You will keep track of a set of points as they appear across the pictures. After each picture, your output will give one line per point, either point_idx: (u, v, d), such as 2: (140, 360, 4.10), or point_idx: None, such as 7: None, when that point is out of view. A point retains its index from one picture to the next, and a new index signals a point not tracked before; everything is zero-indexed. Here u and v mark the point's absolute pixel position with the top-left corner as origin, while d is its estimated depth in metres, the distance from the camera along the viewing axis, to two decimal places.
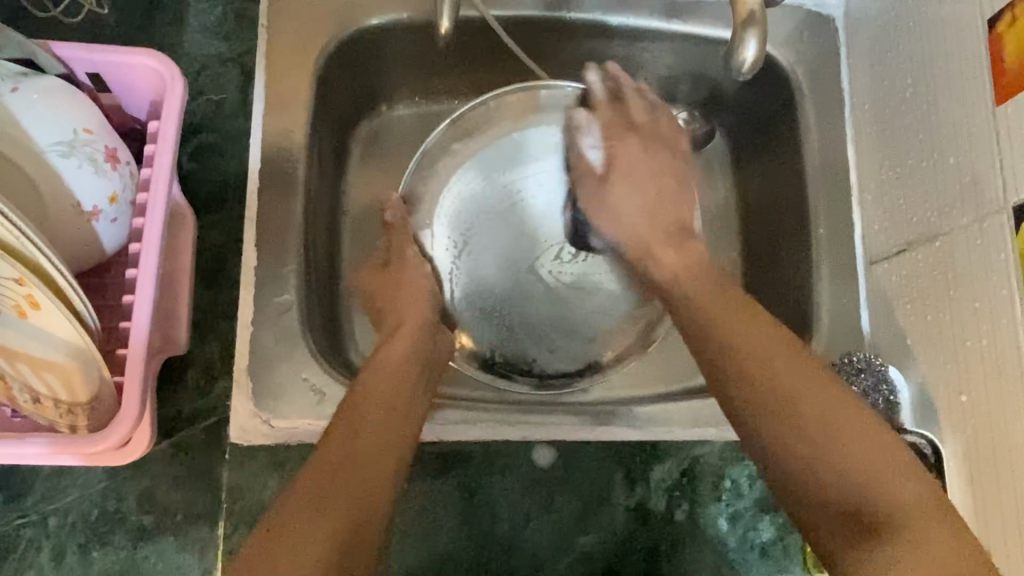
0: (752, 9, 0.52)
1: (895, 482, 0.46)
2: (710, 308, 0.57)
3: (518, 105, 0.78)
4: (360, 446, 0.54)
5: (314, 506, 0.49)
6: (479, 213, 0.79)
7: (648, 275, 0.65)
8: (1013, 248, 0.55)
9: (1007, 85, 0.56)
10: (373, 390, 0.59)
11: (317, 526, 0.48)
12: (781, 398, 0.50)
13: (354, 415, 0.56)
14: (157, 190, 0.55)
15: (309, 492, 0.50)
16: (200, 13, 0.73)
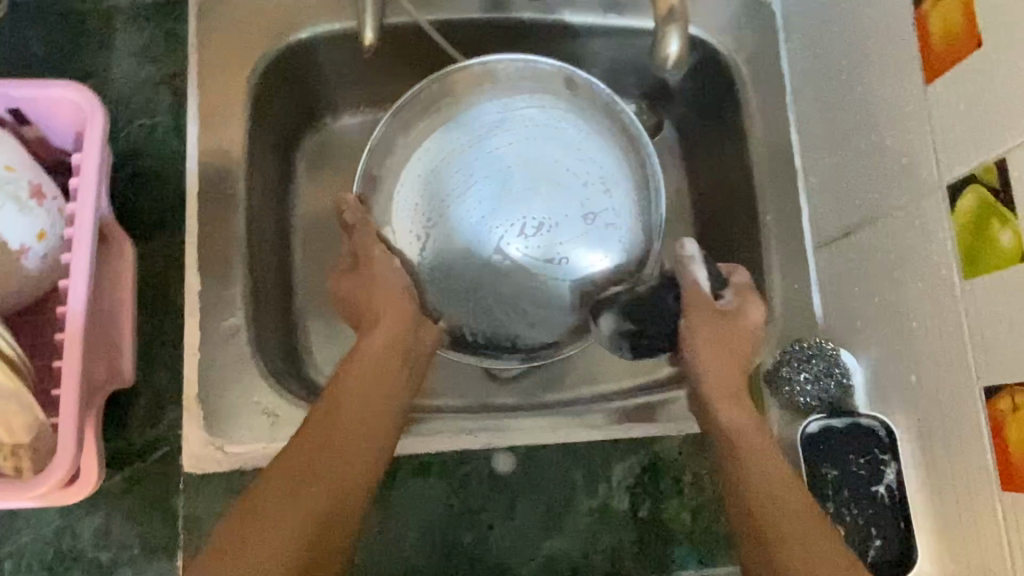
0: (672, 5, 0.52)
1: None
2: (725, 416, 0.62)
3: (466, 79, 0.73)
4: (333, 446, 0.57)
5: (282, 506, 0.53)
6: (440, 199, 0.72)
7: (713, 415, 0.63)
8: (951, 228, 0.55)
9: (936, 64, 0.56)
10: (352, 381, 0.61)
11: (282, 529, 0.52)
12: (746, 488, 0.57)
13: (331, 411, 0.59)
14: (82, 226, 0.55)
15: (277, 489, 0.54)
16: (127, 37, 0.72)
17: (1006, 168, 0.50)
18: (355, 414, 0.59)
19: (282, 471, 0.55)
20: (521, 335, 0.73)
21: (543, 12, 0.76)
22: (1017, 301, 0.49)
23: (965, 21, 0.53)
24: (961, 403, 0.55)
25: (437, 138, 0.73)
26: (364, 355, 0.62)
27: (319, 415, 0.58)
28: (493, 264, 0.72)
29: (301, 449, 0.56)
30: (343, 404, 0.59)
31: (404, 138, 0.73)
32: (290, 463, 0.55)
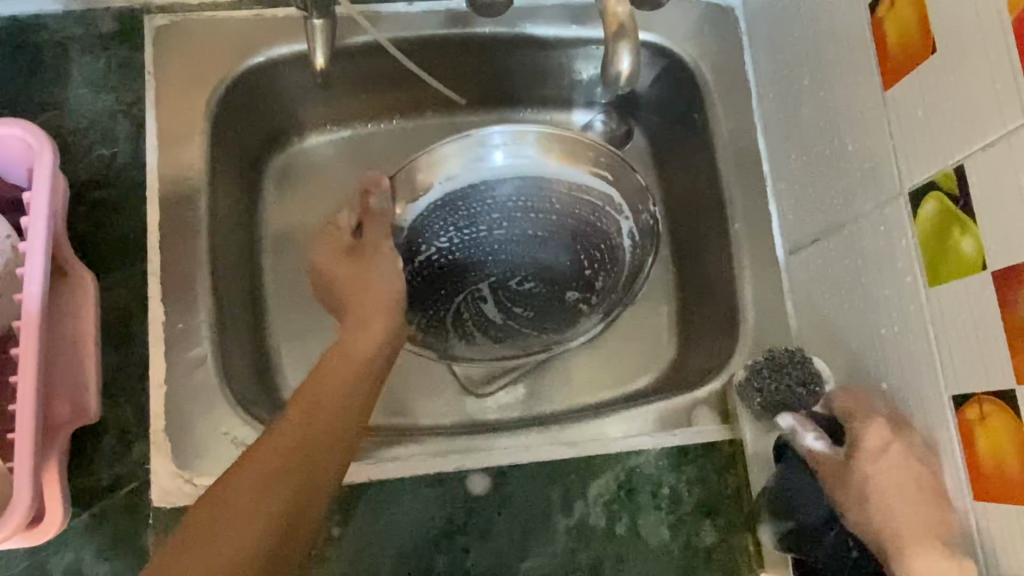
0: (622, 21, 0.51)
1: None
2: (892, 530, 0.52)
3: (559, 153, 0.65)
4: (306, 444, 0.51)
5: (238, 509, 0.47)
6: (457, 224, 0.69)
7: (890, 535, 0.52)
8: (914, 234, 0.55)
9: (893, 70, 0.55)
10: (333, 378, 0.55)
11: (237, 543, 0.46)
12: None
13: (307, 405, 0.53)
14: (33, 264, 0.55)
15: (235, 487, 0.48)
16: (84, 66, 0.71)
17: (963, 173, 0.50)
18: (335, 410, 0.54)
19: (244, 471, 0.49)
20: (459, 345, 0.77)
21: (507, 26, 0.75)
22: (980, 307, 0.49)
23: (918, 26, 0.53)
24: (931, 409, 0.54)
25: (472, 165, 0.66)
26: (352, 351, 0.58)
27: (295, 407, 0.53)
28: (465, 294, 0.74)
29: (270, 443, 0.50)
30: (321, 399, 0.54)
31: (469, 167, 0.65)
32: (258, 459, 0.50)
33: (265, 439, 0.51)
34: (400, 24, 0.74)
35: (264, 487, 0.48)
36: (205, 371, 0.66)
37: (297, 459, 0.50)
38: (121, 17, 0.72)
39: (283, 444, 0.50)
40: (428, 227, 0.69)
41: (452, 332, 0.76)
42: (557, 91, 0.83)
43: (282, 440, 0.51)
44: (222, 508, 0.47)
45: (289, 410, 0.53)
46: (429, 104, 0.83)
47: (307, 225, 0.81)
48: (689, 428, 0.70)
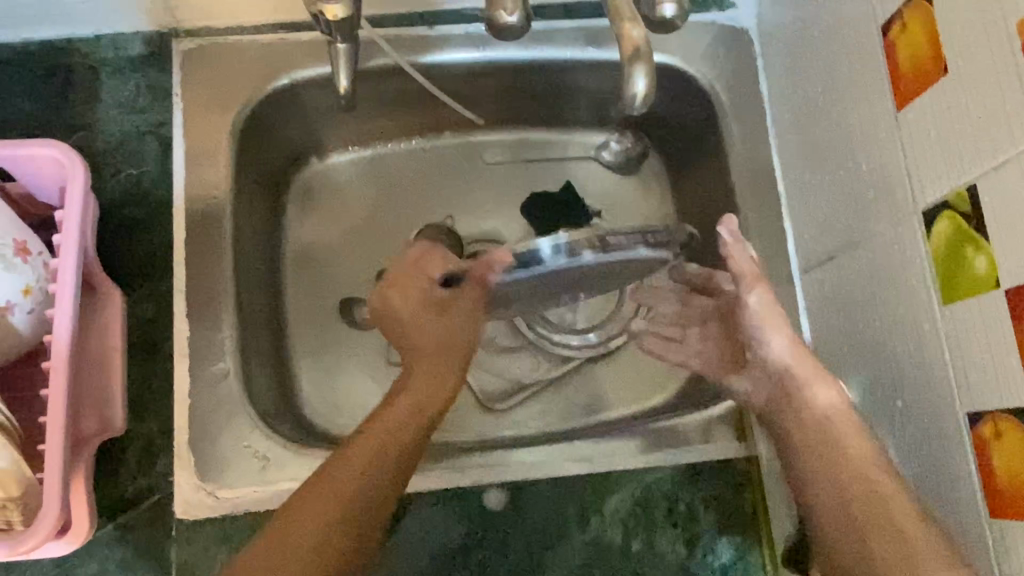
0: (637, 44, 0.52)
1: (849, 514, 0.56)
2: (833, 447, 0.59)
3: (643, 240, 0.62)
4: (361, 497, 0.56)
5: (299, 558, 0.52)
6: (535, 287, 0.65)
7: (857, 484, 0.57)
8: (927, 253, 0.55)
9: (906, 92, 0.56)
10: (391, 424, 0.59)
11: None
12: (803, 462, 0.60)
13: (371, 449, 0.57)
14: (65, 281, 0.56)
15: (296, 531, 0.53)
16: (114, 88, 0.73)
17: (976, 194, 0.50)
18: (399, 443, 0.58)
19: (317, 493, 0.55)
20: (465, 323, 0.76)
21: (525, 49, 0.76)
22: (994, 327, 0.49)
23: (930, 49, 0.53)
24: (947, 428, 0.55)
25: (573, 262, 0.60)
26: (412, 396, 0.61)
27: (356, 449, 0.57)
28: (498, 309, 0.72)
29: (330, 493, 0.55)
30: (388, 438, 0.58)
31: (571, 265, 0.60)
32: (329, 482, 0.55)
33: (320, 485, 0.55)
34: (420, 47, 0.75)
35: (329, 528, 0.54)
36: (228, 386, 0.67)
37: (356, 510, 0.55)
38: (149, 40, 0.74)
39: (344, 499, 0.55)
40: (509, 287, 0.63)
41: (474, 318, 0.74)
42: (575, 111, 0.84)
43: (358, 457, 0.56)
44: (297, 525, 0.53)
45: (350, 450, 0.57)
46: (448, 124, 0.85)
47: (328, 242, 0.82)
48: (705, 446, 0.70)
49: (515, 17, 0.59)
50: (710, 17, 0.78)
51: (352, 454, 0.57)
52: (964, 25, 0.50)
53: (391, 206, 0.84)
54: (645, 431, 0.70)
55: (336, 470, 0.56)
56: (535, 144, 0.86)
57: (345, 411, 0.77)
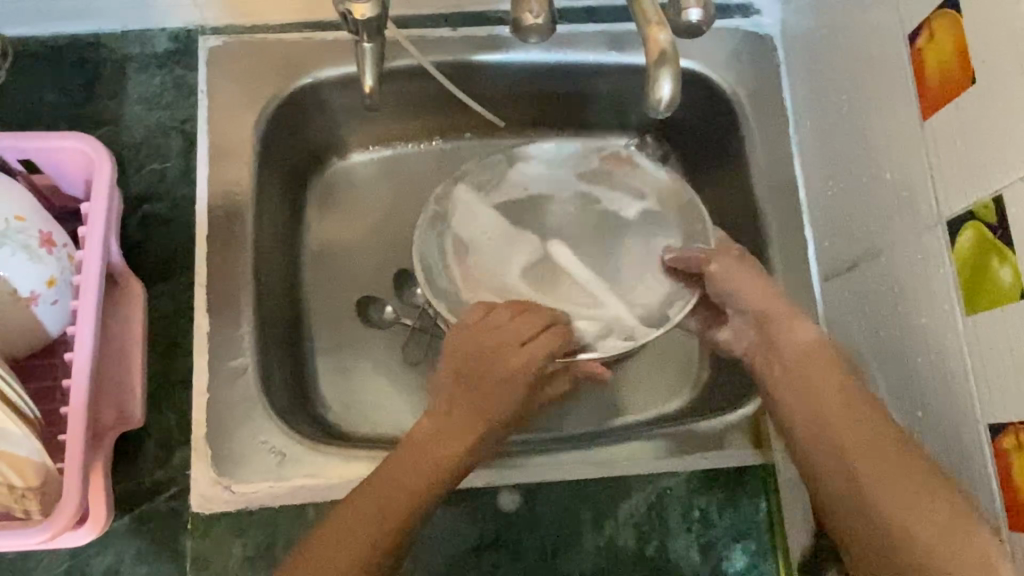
0: (664, 47, 0.52)
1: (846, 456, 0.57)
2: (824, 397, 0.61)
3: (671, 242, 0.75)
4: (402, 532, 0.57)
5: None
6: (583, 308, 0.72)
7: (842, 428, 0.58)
8: (951, 263, 0.55)
9: (932, 101, 0.56)
10: (440, 455, 0.60)
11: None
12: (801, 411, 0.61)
13: (414, 474, 0.59)
14: (89, 272, 0.57)
15: (340, 555, 0.55)
16: (140, 84, 0.74)
17: (1002, 204, 0.50)
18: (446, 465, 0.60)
19: (357, 513, 0.57)
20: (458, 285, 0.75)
21: (548, 51, 0.76)
22: (1018, 338, 0.49)
23: (957, 57, 0.53)
24: (969, 440, 0.54)
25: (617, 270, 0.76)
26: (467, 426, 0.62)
27: (408, 481, 0.59)
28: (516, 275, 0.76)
29: (379, 524, 0.57)
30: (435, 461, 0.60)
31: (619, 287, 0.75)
32: (368, 503, 0.57)
33: (369, 512, 0.57)
34: (444, 48, 0.76)
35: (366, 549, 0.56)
36: (246, 381, 0.67)
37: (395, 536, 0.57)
38: (176, 37, 0.75)
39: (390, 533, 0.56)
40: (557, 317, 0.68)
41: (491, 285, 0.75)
42: (596, 115, 0.84)
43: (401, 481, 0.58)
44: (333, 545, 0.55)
45: (399, 467, 0.59)
46: (468, 125, 0.85)
47: (347, 240, 0.83)
48: (719, 452, 0.69)
49: (541, 20, 0.59)
50: (733, 24, 0.78)
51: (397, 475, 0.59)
52: (991, 35, 0.50)
53: (411, 206, 0.84)
54: (658, 436, 0.70)
55: (386, 500, 0.57)
56: None
57: (360, 409, 0.77)
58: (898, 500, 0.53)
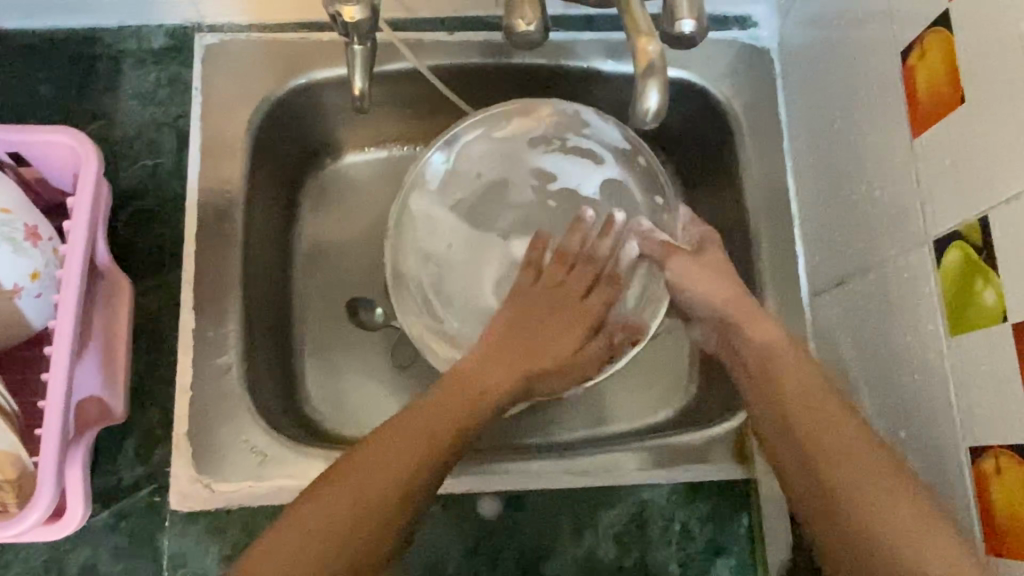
0: (652, 59, 0.52)
1: (826, 455, 0.56)
2: (792, 405, 0.59)
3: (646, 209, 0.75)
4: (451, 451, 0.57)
5: (362, 505, 0.53)
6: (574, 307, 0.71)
7: (812, 438, 0.57)
8: (937, 283, 0.54)
9: (922, 119, 0.56)
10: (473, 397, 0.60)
11: (364, 537, 0.52)
12: (786, 399, 0.60)
13: (445, 411, 0.58)
14: (72, 267, 0.57)
15: (392, 462, 0.54)
16: (135, 79, 0.74)
17: (988, 226, 0.49)
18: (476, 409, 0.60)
19: (387, 442, 0.55)
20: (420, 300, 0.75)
21: (544, 58, 0.76)
22: (1000, 361, 0.49)
23: (948, 75, 0.53)
24: (950, 463, 0.54)
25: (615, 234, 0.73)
26: (501, 376, 0.62)
27: (458, 403, 0.59)
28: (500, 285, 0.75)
29: (432, 438, 0.56)
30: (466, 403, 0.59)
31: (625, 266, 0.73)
32: (398, 432, 0.56)
33: (422, 425, 0.57)
34: (440, 52, 0.76)
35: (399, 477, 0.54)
36: (230, 380, 0.67)
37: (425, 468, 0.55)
38: (172, 34, 0.75)
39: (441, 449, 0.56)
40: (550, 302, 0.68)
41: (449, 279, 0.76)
42: None
43: (431, 414, 0.57)
44: (361, 474, 0.54)
45: (428, 403, 0.58)
46: None
47: (339, 239, 0.82)
48: (705, 466, 0.68)
49: (534, 28, 0.59)
50: (732, 36, 0.77)
51: (424, 411, 0.58)
52: (982, 56, 0.50)
53: None
54: (641, 447, 0.68)
55: (439, 416, 0.57)
56: None
57: (345, 411, 0.77)
58: (875, 506, 0.52)
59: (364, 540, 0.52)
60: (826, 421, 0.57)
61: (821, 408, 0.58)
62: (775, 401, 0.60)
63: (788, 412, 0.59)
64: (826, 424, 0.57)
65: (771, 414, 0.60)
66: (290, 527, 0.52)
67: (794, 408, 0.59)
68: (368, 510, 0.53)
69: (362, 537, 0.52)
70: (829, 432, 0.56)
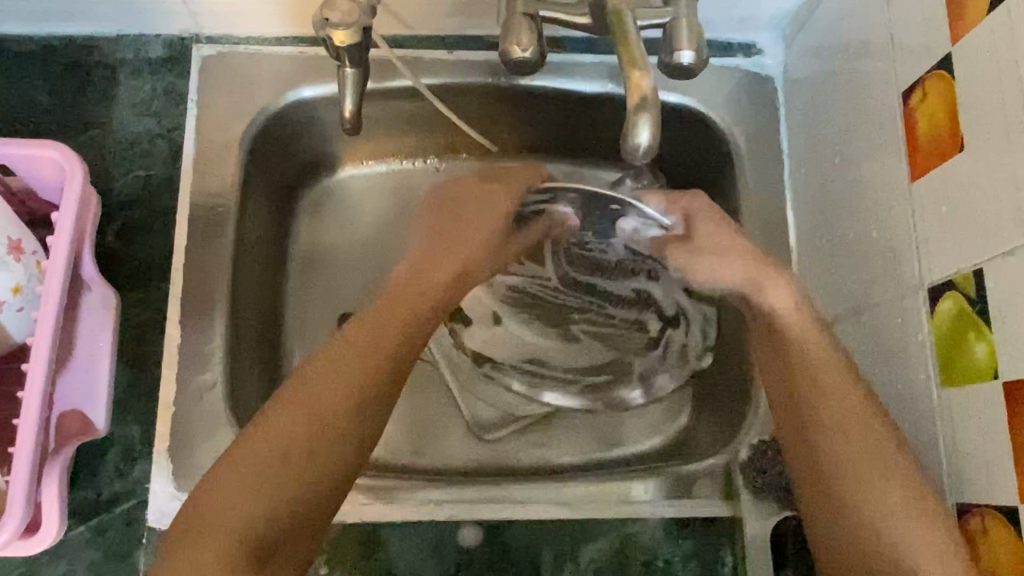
0: (645, 94, 0.51)
1: (834, 455, 0.51)
2: (809, 376, 0.54)
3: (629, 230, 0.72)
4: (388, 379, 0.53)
5: (269, 479, 0.48)
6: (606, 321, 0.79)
7: (817, 418, 0.53)
8: (930, 330, 0.53)
9: (922, 163, 0.54)
10: (389, 336, 0.54)
11: (310, 471, 0.49)
12: (790, 374, 0.55)
13: (360, 359, 0.53)
14: (54, 283, 0.57)
15: (329, 390, 0.51)
16: (131, 89, 0.74)
17: (982, 278, 0.48)
18: (394, 347, 0.54)
19: (296, 412, 0.50)
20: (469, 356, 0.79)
21: (543, 80, 0.75)
22: (989, 418, 0.47)
23: (948, 120, 0.52)
24: None
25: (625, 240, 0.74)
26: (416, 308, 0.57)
27: (379, 346, 0.53)
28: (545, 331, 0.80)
29: (362, 376, 0.52)
30: (378, 345, 0.54)
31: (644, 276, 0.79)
32: (303, 392, 0.51)
33: (353, 353, 0.53)
34: (438, 69, 0.75)
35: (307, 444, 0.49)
36: (213, 397, 0.67)
37: (338, 432, 0.50)
38: (170, 44, 0.75)
39: (376, 373, 0.52)
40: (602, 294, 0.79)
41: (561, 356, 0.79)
42: (593, 147, 0.82)
43: (343, 364, 0.52)
44: (264, 449, 0.49)
45: (342, 355, 0.53)
46: (464, 146, 0.84)
47: (333, 253, 0.81)
48: (690, 501, 0.68)
49: (530, 54, 0.57)
50: (735, 62, 0.76)
51: (338, 361, 0.52)
52: (982, 103, 0.49)
53: (399, 222, 0.83)
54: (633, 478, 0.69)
55: (371, 337, 0.54)
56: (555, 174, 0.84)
57: None
58: (893, 516, 0.48)
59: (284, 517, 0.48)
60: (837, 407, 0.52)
61: (833, 381, 0.53)
62: (789, 374, 0.55)
63: (799, 388, 0.54)
64: (844, 400, 0.52)
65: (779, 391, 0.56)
66: (227, 466, 0.49)
67: (816, 375, 0.54)
68: (307, 442, 0.49)
69: (278, 513, 0.48)
70: (834, 417, 0.52)
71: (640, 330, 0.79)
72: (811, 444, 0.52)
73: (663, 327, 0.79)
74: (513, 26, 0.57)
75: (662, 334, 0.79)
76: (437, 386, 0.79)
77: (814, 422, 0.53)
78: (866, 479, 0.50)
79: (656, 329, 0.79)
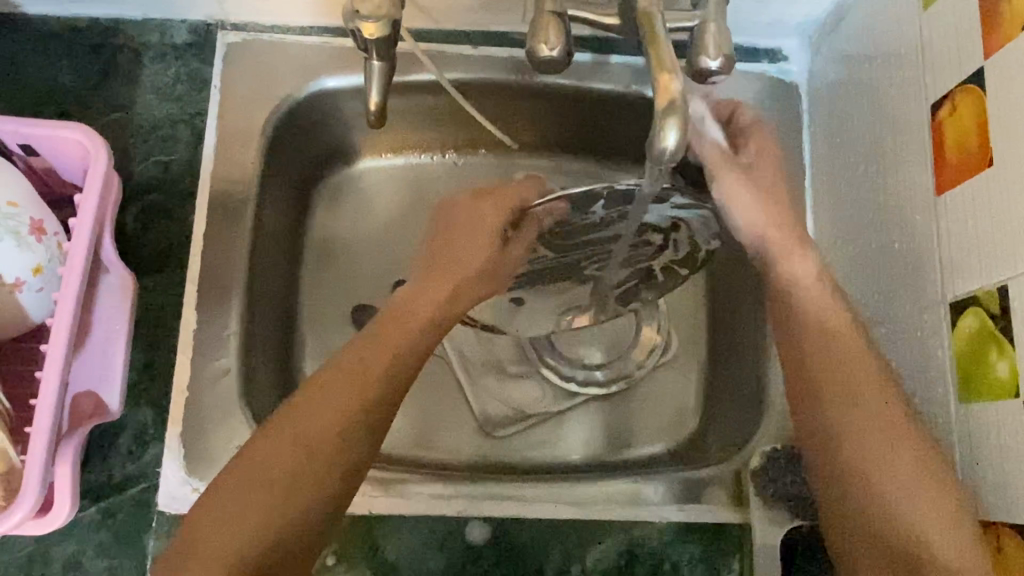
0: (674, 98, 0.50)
1: (873, 469, 0.51)
2: (839, 375, 0.54)
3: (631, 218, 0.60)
4: (376, 410, 0.51)
5: (256, 515, 0.47)
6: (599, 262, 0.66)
7: (842, 425, 0.52)
8: (950, 345, 0.53)
9: (949, 177, 0.54)
10: (384, 359, 0.52)
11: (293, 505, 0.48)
12: (828, 378, 0.54)
13: (347, 385, 0.51)
14: (75, 264, 0.57)
15: (320, 416, 0.50)
16: (155, 74, 0.74)
17: (1007, 296, 0.48)
18: (385, 369, 0.52)
19: (281, 447, 0.49)
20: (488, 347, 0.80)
21: (567, 78, 0.75)
22: (1007, 435, 0.47)
23: (977, 135, 0.51)
24: None
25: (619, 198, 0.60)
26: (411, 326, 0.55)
27: (371, 371, 0.52)
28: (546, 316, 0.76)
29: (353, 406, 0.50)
30: (368, 368, 0.52)
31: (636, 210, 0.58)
32: (288, 426, 0.50)
33: (343, 379, 0.51)
34: (462, 64, 0.75)
35: (294, 481, 0.48)
36: (227, 384, 0.67)
37: (327, 467, 0.49)
38: (195, 30, 0.75)
39: (370, 400, 0.51)
40: (607, 224, 0.61)
41: (588, 291, 0.71)
42: (614, 148, 0.82)
43: (330, 392, 0.51)
44: (250, 486, 0.48)
45: (328, 382, 0.51)
46: (484, 142, 0.84)
47: (350, 244, 0.81)
48: (695, 506, 0.68)
49: (556, 52, 0.56)
50: (760, 68, 0.76)
51: (327, 389, 0.51)
52: (1012, 119, 0.48)
53: (415, 218, 0.83)
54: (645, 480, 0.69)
55: (364, 361, 0.52)
56: (571, 173, 0.84)
57: None
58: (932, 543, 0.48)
59: (272, 553, 0.47)
60: (879, 426, 0.51)
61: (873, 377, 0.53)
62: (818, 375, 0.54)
63: (829, 387, 0.54)
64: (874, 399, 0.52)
65: (812, 382, 0.55)
66: (213, 502, 0.48)
67: (842, 374, 0.54)
68: (291, 477, 0.48)
69: (262, 550, 0.47)
70: (879, 438, 0.51)
71: (649, 245, 0.63)
72: (819, 381, 0.54)
73: (666, 234, 0.62)
74: (541, 24, 0.57)
75: (667, 237, 0.63)
76: (448, 381, 0.79)
77: (844, 429, 0.52)
78: (866, 422, 0.52)
79: (660, 238, 0.63)
